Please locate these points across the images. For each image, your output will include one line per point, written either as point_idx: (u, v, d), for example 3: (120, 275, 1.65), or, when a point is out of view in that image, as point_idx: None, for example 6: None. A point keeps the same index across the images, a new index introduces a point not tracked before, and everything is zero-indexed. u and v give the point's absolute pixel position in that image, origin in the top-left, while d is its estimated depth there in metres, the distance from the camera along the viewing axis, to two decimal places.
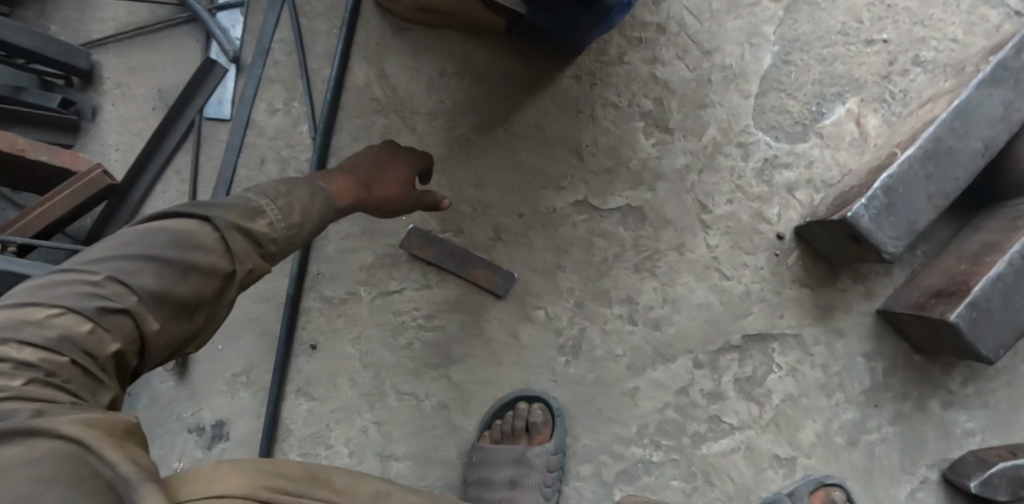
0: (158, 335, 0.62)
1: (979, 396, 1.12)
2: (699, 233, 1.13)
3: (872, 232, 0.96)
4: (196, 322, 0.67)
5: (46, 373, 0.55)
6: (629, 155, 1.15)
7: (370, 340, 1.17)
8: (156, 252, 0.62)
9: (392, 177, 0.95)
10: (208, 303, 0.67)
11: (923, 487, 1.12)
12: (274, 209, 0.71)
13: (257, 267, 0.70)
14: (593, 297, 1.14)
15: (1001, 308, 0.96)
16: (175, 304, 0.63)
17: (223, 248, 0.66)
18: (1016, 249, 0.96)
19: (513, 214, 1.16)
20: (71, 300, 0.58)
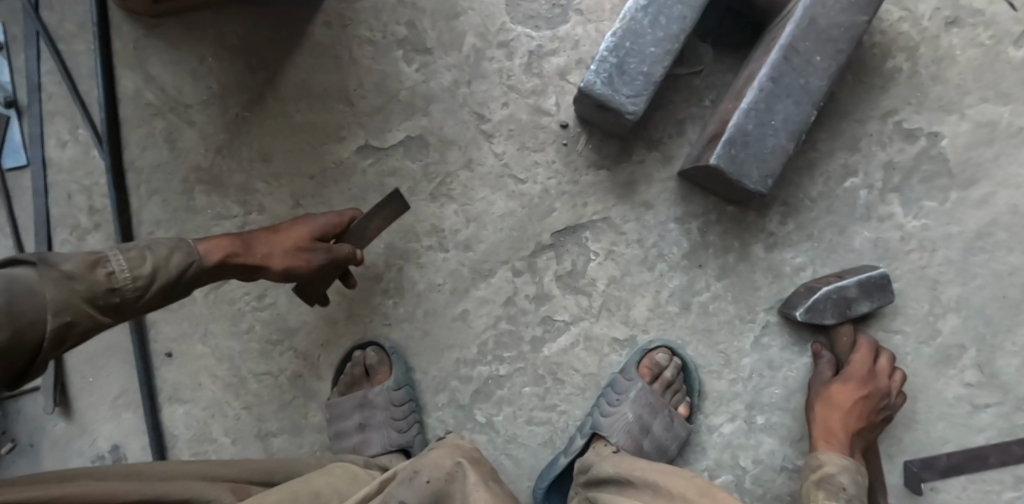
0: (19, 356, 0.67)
1: (801, 230, 1.12)
2: (483, 144, 1.12)
3: (609, 96, 0.94)
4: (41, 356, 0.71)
5: None
6: (396, 87, 1.13)
7: (217, 334, 1.21)
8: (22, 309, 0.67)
9: (301, 254, 0.95)
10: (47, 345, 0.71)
11: (764, 330, 1.13)
12: (119, 258, 0.77)
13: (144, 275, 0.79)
14: (400, 236, 1.15)
15: (758, 138, 0.94)
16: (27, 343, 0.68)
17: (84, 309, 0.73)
18: (762, 74, 0.93)
19: (304, 177, 1.16)
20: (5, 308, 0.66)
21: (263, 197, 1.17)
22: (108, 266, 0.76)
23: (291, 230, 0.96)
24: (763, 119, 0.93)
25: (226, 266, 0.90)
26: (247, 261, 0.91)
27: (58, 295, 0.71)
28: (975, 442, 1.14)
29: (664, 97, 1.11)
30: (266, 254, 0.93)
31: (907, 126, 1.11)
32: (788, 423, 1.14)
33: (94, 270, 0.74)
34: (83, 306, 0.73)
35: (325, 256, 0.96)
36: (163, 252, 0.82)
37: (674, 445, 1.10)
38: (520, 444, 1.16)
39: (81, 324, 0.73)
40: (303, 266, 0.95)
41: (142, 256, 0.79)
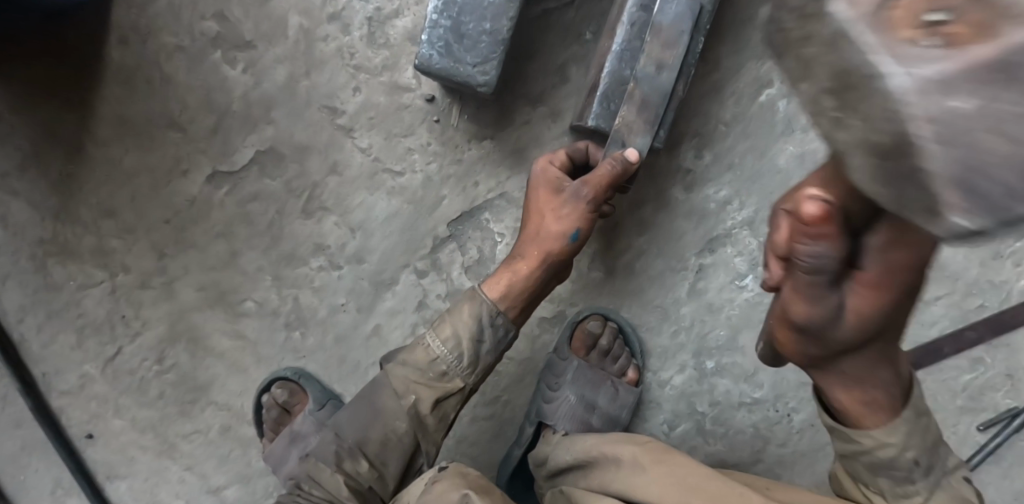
0: (425, 381, 0.90)
1: (720, 160, 1.00)
2: (346, 141, 1.00)
3: (456, 69, 0.81)
4: (390, 421, 0.89)
5: (442, 345, 0.89)
6: (227, 98, 0.99)
7: (130, 405, 1.07)
8: (419, 366, 0.90)
9: (564, 202, 0.85)
10: (431, 369, 0.90)
11: (699, 275, 1.04)
12: (437, 342, 0.89)
13: (434, 371, 0.90)
14: (283, 263, 1.03)
15: (649, 79, 0.80)
16: (382, 418, 0.89)
17: (408, 363, 0.90)
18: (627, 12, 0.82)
19: (159, 224, 1.03)
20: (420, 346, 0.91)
21: (122, 255, 1.03)
22: (431, 347, 0.90)
23: (539, 182, 0.87)
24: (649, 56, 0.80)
25: (523, 280, 0.88)
26: (533, 253, 0.87)
27: (397, 384, 0.90)
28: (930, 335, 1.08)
29: (537, 41, 0.95)
30: (540, 225, 0.87)
31: None
32: (740, 363, 1.07)
33: (415, 351, 0.91)
34: (423, 388, 0.90)
35: (614, 167, 0.81)
36: (458, 313, 0.90)
37: (625, 414, 1.04)
38: (472, 444, 1.09)
39: (425, 397, 0.90)
40: (590, 197, 0.83)
41: (446, 320, 0.90)
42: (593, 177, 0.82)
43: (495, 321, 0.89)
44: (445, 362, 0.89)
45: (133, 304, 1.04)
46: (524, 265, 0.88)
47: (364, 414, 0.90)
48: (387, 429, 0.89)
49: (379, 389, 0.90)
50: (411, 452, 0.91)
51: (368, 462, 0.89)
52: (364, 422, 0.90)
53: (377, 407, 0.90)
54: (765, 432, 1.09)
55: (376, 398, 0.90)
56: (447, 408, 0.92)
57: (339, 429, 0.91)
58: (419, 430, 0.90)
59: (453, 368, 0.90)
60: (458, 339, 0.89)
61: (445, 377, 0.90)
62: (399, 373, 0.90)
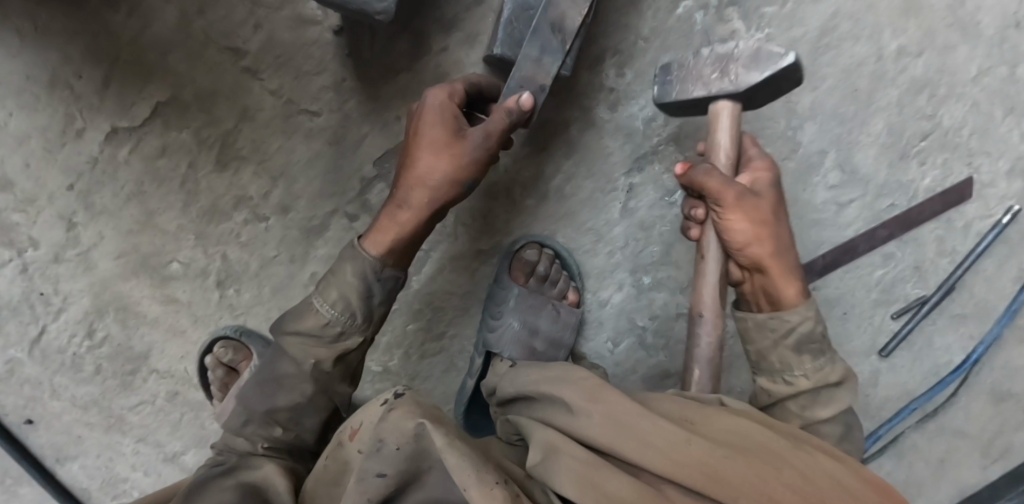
0: (321, 342, 0.86)
1: (641, 77, 1.01)
2: (253, 83, 0.94)
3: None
4: (292, 378, 0.86)
5: (331, 312, 0.85)
6: (113, 45, 0.91)
7: (66, 383, 1.05)
8: (309, 336, 0.86)
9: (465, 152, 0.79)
10: (324, 340, 0.86)
11: (629, 195, 1.06)
12: (323, 305, 0.85)
13: (325, 334, 0.86)
14: (206, 219, 0.99)
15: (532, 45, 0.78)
16: (284, 380, 0.86)
17: (299, 337, 0.86)
18: None
19: (61, 191, 0.96)
20: (304, 310, 0.86)
21: (27, 228, 0.97)
22: (316, 311, 0.85)
23: (436, 120, 0.79)
24: (541, 36, 0.77)
25: (405, 233, 0.84)
26: (389, 233, 0.84)
27: (295, 351, 0.86)
28: (845, 235, 1.16)
29: None
30: (436, 183, 0.81)
31: None
32: (674, 274, 1.11)
33: (305, 318, 0.86)
34: (318, 350, 0.86)
35: (512, 114, 0.76)
36: (342, 275, 0.85)
37: (569, 334, 1.07)
38: (424, 380, 1.12)
39: (326, 358, 0.87)
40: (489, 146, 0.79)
41: (332, 285, 0.85)
42: (493, 127, 0.78)
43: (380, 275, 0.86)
44: (334, 327, 0.86)
45: (49, 278, 1.00)
46: (403, 223, 0.84)
47: (268, 381, 0.87)
48: (294, 393, 0.87)
49: (275, 356, 0.87)
50: (326, 410, 0.90)
51: (282, 426, 0.88)
52: (266, 392, 0.87)
53: (272, 371, 0.87)
54: None
55: (276, 367, 0.87)
56: (352, 360, 0.90)
57: (245, 397, 0.88)
58: (325, 386, 0.88)
59: (348, 329, 0.87)
60: (346, 299, 0.85)
61: (342, 337, 0.87)
62: (290, 338, 0.86)
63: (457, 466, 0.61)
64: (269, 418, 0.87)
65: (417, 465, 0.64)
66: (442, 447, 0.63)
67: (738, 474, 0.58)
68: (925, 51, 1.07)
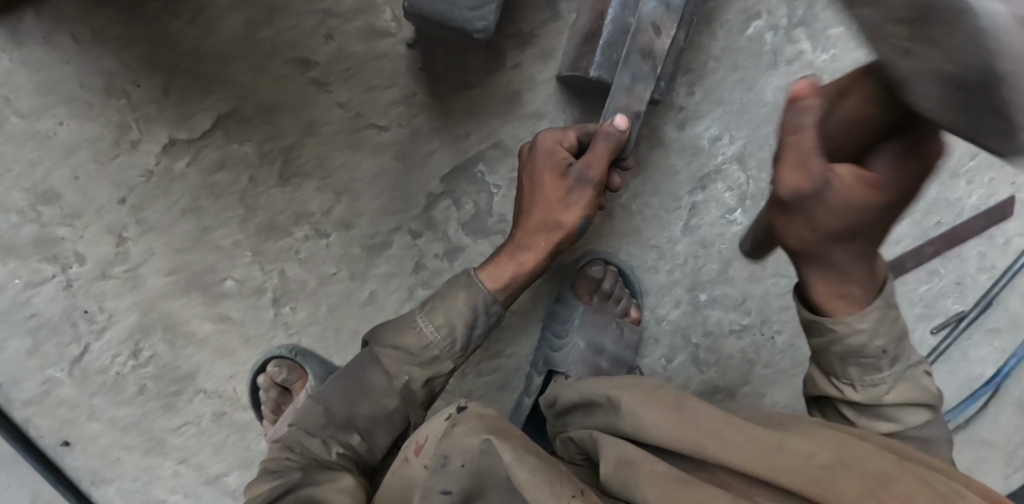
0: (418, 359, 0.83)
1: (710, 96, 0.98)
2: (321, 95, 0.91)
3: (450, 12, 0.76)
4: (376, 390, 0.81)
5: (435, 331, 0.83)
6: (176, 55, 0.87)
7: (104, 405, 0.98)
8: (407, 350, 0.83)
9: (572, 186, 0.81)
10: (419, 360, 0.83)
11: (693, 213, 1.04)
12: (427, 323, 0.83)
13: (426, 351, 0.83)
14: (263, 235, 0.95)
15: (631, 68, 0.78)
16: (369, 393, 0.81)
17: (397, 351, 0.82)
18: None
19: (111, 205, 0.91)
20: (406, 325, 0.83)
21: (73, 243, 0.91)
22: (418, 326, 0.83)
23: (544, 162, 0.82)
24: (632, 65, 0.78)
25: (521, 271, 0.84)
26: (505, 269, 0.84)
27: (389, 365, 0.82)
28: (893, 253, 1.11)
29: None
30: (546, 219, 0.82)
31: None
32: (730, 292, 1.09)
33: (405, 335, 0.83)
34: (411, 367, 0.83)
35: (613, 136, 0.78)
36: (451, 299, 0.83)
37: (630, 353, 1.06)
38: (479, 400, 1.09)
39: (417, 377, 0.83)
40: (596, 176, 0.80)
41: (439, 308, 0.83)
42: (597, 156, 0.79)
43: (489, 310, 0.84)
44: (433, 348, 0.83)
45: (94, 296, 0.94)
46: (521, 260, 0.84)
47: (351, 390, 0.81)
48: (377, 407, 0.81)
49: (367, 365, 0.82)
50: (401, 430, 0.84)
51: (359, 434, 0.81)
52: (353, 400, 0.81)
53: (361, 381, 0.81)
54: (752, 356, 1.13)
55: (364, 375, 0.82)
56: (438, 384, 0.86)
57: (325, 402, 0.81)
58: (408, 406, 0.83)
59: (445, 353, 0.84)
60: (451, 322, 0.83)
61: (437, 362, 0.83)
62: (386, 348, 0.83)
63: (537, 484, 0.54)
64: (345, 429, 0.80)
65: (481, 488, 0.57)
66: (511, 462, 0.56)
67: (845, 492, 0.51)
68: None
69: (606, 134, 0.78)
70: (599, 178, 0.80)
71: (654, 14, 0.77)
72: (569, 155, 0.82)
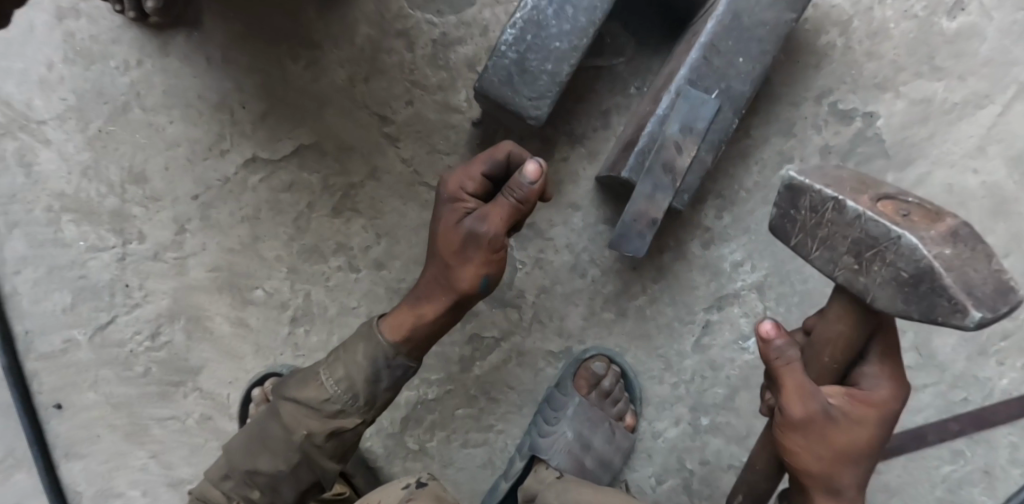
0: (315, 414, 0.79)
1: (738, 223, 1.01)
2: (390, 148, 1.00)
3: (511, 98, 0.85)
4: (278, 445, 0.79)
5: (331, 386, 0.79)
6: (281, 89, 0.99)
7: (110, 378, 1.05)
8: (305, 404, 0.79)
9: (467, 238, 0.73)
10: (319, 414, 0.79)
11: (706, 331, 1.05)
12: (326, 375, 0.80)
13: (320, 404, 0.79)
14: (302, 256, 1.02)
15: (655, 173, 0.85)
16: (271, 443, 0.80)
17: (295, 404, 0.80)
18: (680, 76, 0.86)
19: (185, 198, 1.01)
20: (308, 374, 0.81)
21: (141, 223, 1.02)
22: (320, 379, 0.80)
23: (445, 209, 0.77)
24: (654, 175, 0.85)
25: (419, 323, 0.79)
26: (402, 321, 0.79)
27: (289, 418, 0.79)
28: (915, 422, 1.05)
29: (589, 87, 1.00)
30: (444, 277, 0.77)
31: (841, 107, 0.95)
32: (733, 423, 1.06)
33: (307, 387, 0.80)
34: (313, 423, 0.79)
35: (515, 192, 0.70)
36: (352, 352, 0.80)
37: (618, 459, 1.04)
38: (456, 470, 1.07)
39: (317, 433, 0.79)
40: (492, 227, 0.72)
41: (340, 361, 0.80)
42: (491, 208, 0.72)
43: (386, 361, 0.79)
44: (330, 403, 0.79)
45: (139, 274, 1.03)
46: (422, 312, 0.79)
47: (257, 440, 0.81)
48: (276, 462, 0.79)
49: (268, 415, 0.81)
50: (307, 487, 0.81)
51: (260, 489, 0.80)
52: (256, 453, 0.80)
53: (263, 431, 0.81)
54: None
55: (267, 427, 0.80)
56: (346, 441, 0.81)
57: (234, 451, 0.82)
58: (308, 464, 0.80)
59: (347, 408, 0.79)
60: (352, 377, 0.79)
61: (338, 416, 0.79)
62: (284, 402, 0.80)
63: None
64: (253, 479, 0.80)
65: None
66: None
67: None
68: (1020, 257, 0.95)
69: (509, 189, 0.71)
70: (498, 237, 0.72)
71: (677, 134, 0.85)
72: (473, 206, 0.75)
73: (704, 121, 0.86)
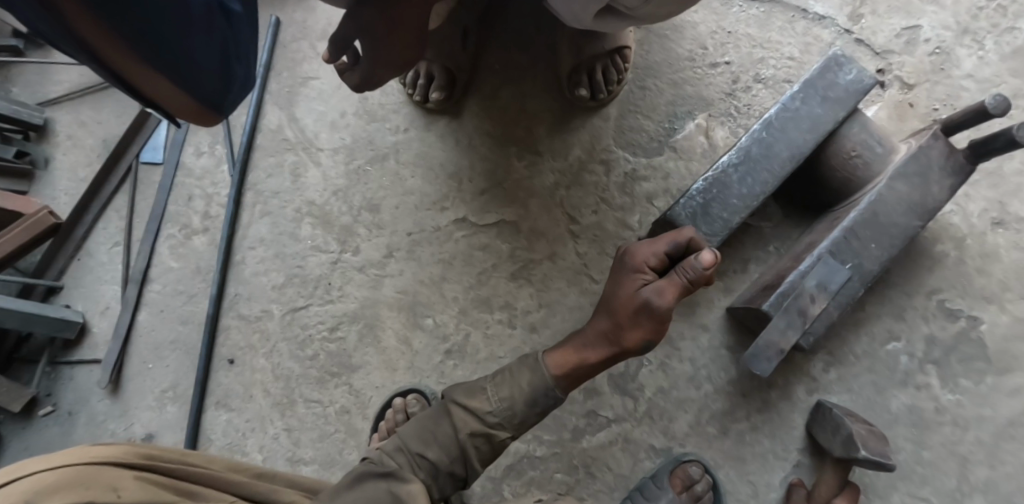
0: (479, 421, 0.96)
1: (842, 380, 1.17)
2: (568, 241, 1.25)
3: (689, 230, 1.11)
4: (445, 439, 0.95)
5: (496, 400, 0.96)
6: (502, 177, 1.29)
7: (284, 352, 1.27)
8: (472, 412, 0.96)
9: (643, 304, 0.93)
10: (483, 422, 0.96)
11: (797, 470, 1.16)
12: (493, 392, 0.97)
13: (486, 414, 0.96)
14: (474, 304, 1.24)
15: (789, 314, 1.04)
16: (439, 437, 0.96)
17: (463, 409, 0.97)
18: (823, 246, 1.07)
19: (400, 233, 1.29)
20: (475, 388, 0.99)
21: (360, 241, 1.29)
22: (486, 394, 0.97)
23: (625, 278, 0.97)
24: (790, 316, 1.04)
25: (582, 363, 0.98)
26: (569, 356, 0.98)
27: (457, 419, 0.96)
28: None
29: (737, 238, 1.24)
30: (613, 331, 0.97)
31: (950, 307, 1.16)
32: None
33: (474, 398, 0.97)
34: (476, 428, 0.96)
35: (688, 274, 0.91)
36: (517, 379, 0.98)
37: None
38: None
39: (479, 437, 0.96)
40: (666, 300, 0.91)
41: (506, 382, 0.98)
42: (668, 284, 0.92)
43: (548, 391, 0.96)
44: (494, 413, 0.96)
45: (343, 278, 1.28)
46: (587, 354, 0.98)
47: (425, 431, 0.97)
48: (442, 452, 0.95)
49: (438, 415, 0.98)
50: (458, 478, 0.97)
51: (425, 472, 0.94)
52: (423, 442, 0.96)
53: (432, 425, 0.97)
54: None
55: (435, 422, 0.97)
56: (497, 448, 0.97)
57: (404, 437, 0.97)
58: (465, 460, 0.96)
59: (504, 422, 0.96)
60: (515, 397, 0.96)
61: (497, 427, 0.96)
62: (454, 407, 0.97)
63: None
64: (420, 461, 0.95)
65: None
66: None
67: None
68: None
69: (684, 270, 0.91)
70: (667, 308, 0.91)
71: (812, 289, 1.05)
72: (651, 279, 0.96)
73: (836, 284, 1.05)
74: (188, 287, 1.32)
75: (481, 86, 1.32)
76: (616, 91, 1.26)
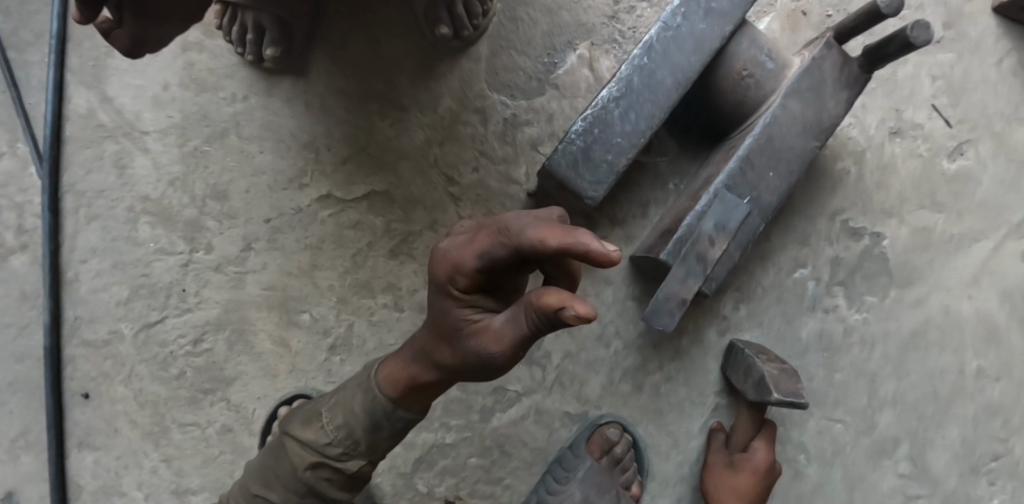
0: (318, 453, 0.83)
1: (752, 315, 1.12)
2: (449, 206, 1.12)
3: (572, 179, 0.99)
4: (287, 477, 0.84)
5: (332, 428, 0.83)
6: (365, 141, 1.12)
7: (145, 375, 1.11)
8: (308, 445, 0.83)
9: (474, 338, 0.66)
10: (321, 454, 0.83)
11: (715, 413, 1.12)
12: (327, 420, 0.83)
13: (321, 444, 0.83)
14: (353, 290, 1.11)
15: (690, 260, 0.96)
16: (280, 474, 0.85)
17: (299, 443, 0.84)
18: (718, 181, 0.97)
19: (257, 221, 1.11)
20: (309, 416, 0.85)
21: (211, 236, 1.11)
22: (321, 422, 0.84)
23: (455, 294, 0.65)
24: (689, 263, 0.96)
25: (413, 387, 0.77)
26: (398, 377, 0.77)
27: (293, 456, 0.84)
28: None
29: (633, 178, 1.13)
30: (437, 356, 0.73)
31: (853, 225, 1.11)
32: None
33: (310, 428, 0.84)
34: (314, 464, 0.83)
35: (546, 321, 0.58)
36: (350, 402, 0.82)
37: None
38: None
39: (323, 471, 0.83)
40: (507, 346, 0.63)
41: (341, 406, 0.83)
42: (516, 323, 0.62)
43: (388, 415, 0.80)
44: (332, 443, 0.82)
45: (199, 282, 1.11)
46: (417, 378, 0.76)
47: (268, 469, 0.86)
48: (288, 489, 0.85)
49: (277, 449, 0.86)
50: None
51: None
52: (270, 480, 0.86)
53: (273, 460, 0.86)
54: None
55: (276, 459, 0.86)
56: (352, 475, 0.85)
57: (254, 473, 0.88)
58: (318, 494, 0.85)
59: (348, 450, 0.83)
60: (350, 423, 0.82)
61: (341, 458, 0.83)
62: (290, 440, 0.85)
63: None
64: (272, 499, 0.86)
65: None
66: None
67: None
68: (1002, 378, 1.12)
69: (541, 309, 0.58)
70: (504, 355, 0.64)
71: (711, 230, 0.96)
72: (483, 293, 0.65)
73: (735, 221, 0.97)
74: (17, 317, 1.11)
75: (327, 36, 1.12)
76: (482, 26, 1.09)
